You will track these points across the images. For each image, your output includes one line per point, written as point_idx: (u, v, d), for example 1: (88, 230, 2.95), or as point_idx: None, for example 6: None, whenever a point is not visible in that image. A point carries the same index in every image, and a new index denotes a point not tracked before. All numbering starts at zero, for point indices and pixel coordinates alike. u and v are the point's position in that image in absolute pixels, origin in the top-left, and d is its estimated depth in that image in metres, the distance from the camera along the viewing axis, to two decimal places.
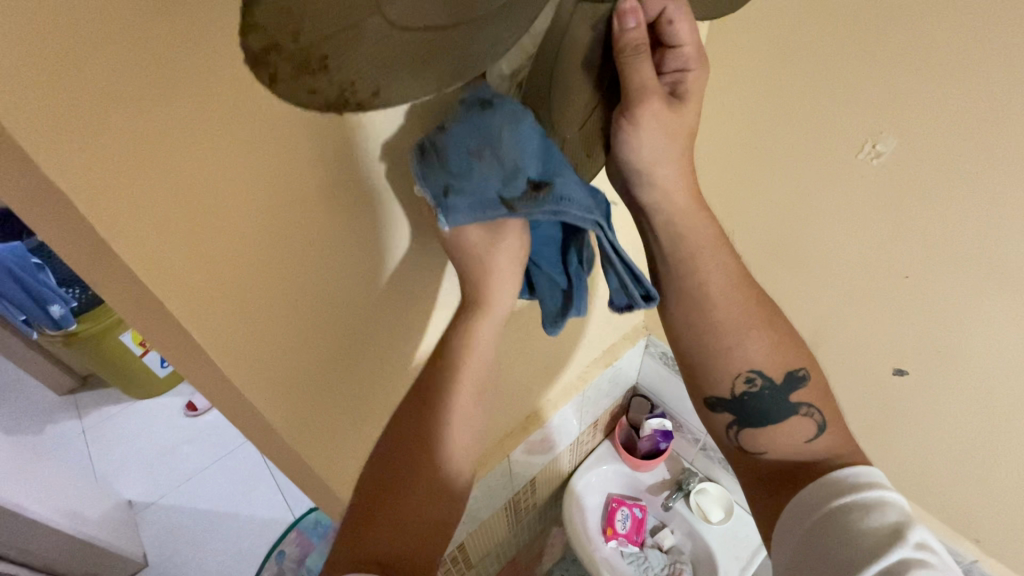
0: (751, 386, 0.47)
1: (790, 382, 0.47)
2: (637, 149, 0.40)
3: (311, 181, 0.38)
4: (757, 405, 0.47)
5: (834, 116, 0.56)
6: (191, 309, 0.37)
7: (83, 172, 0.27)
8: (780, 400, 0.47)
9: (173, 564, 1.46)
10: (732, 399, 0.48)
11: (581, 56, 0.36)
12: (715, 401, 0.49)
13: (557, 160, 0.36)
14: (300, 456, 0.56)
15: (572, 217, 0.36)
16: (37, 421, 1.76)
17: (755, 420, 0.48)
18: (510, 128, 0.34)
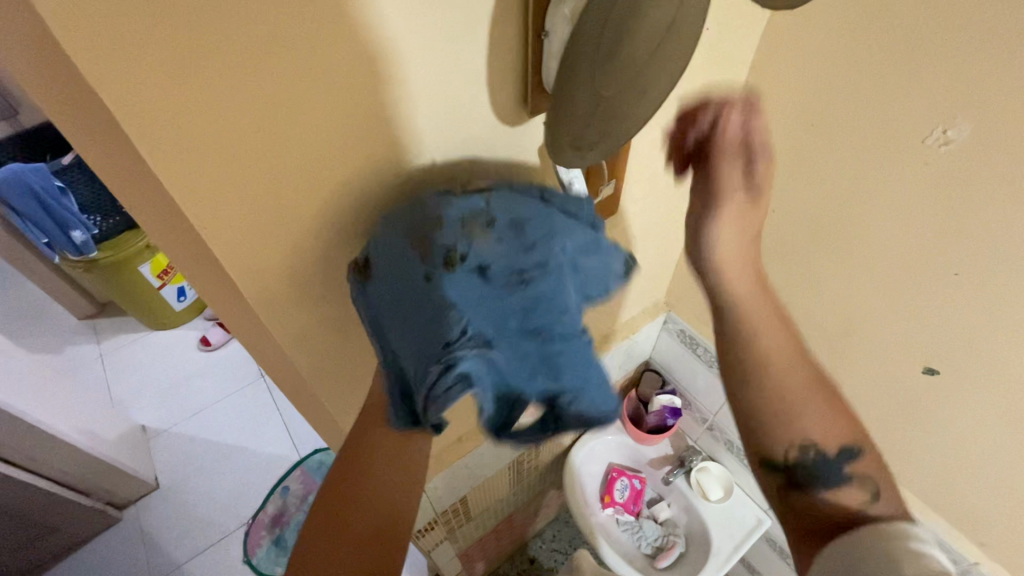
0: (805, 454, 0.44)
1: (844, 452, 0.44)
2: (715, 246, 0.42)
3: (350, 112, 0.37)
4: (808, 473, 0.44)
5: (902, 93, 0.53)
6: (223, 230, 0.37)
7: (119, 63, 0.27)
8: (835, 470, 0.43)
9: (182, 488, 1.52)
10: (783, 462, 0.45)
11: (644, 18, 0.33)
12: (763, 466, 0.46)
13: (383, 268, 0.41)
14: (322, 398, 0.57)
15: (364, 309, 0.44)
16: (58, 341, 1.81)
17: (805, 486, 0.44)
18: (382, 237, 0.42)
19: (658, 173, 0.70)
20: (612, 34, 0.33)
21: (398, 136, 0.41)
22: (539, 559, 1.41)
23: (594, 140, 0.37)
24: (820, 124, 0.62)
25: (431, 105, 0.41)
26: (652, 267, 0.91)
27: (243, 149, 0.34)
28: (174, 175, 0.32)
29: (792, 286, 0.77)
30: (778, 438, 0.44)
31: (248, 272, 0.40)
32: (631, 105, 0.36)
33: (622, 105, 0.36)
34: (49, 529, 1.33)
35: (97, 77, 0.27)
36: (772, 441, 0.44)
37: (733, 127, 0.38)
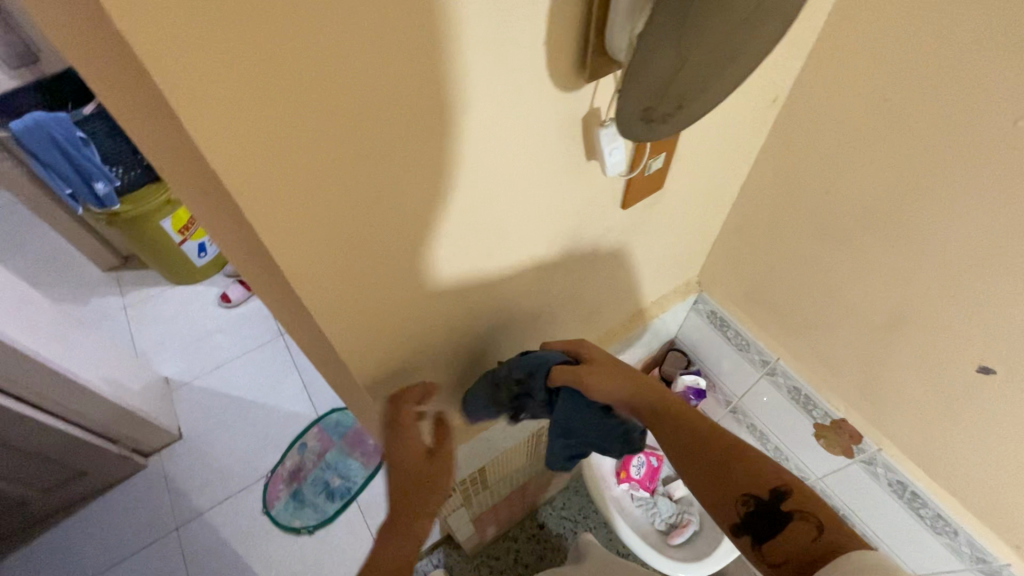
0: (748, 507, 0.52)
1: (779, 495, 0.51)
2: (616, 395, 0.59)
3: (392, 65, 0.35)
4: (762, 522, 0.51)
5: (991, 64, 0.48)
6: (256, 191, 0.35)
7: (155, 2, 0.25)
8: (777, 513, 0.51)
9: (204, 439, 1.56)
10: (741, 523, 0.52)
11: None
12: (733, 534, 0.53)
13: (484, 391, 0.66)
14: (348, 363, 0.56)
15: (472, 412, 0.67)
16: (83, 292, 1.84)
17: (768, 538, 0.50)
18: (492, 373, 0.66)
19: (706, 145, 0.66)
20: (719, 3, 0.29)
21: (440, 93, 0.39)
22: (548, 527, 1.40)
23: (668, 111, 0.35)
24: (889, 97, 0.57)
25: (477, 61, 0.39)
26: (688, 244, 0.87)
27: (273, 91, 0.32)
28: (201, 121, 0.30)
29: (837, 270, 0.74)
30: (723, 502, 0.53)
31: (281, 233, 0.39)
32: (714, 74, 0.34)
33: (705, 76, 0.33)
34: (78, 472, 1.38)
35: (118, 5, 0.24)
36: (722, 503, 0.53)
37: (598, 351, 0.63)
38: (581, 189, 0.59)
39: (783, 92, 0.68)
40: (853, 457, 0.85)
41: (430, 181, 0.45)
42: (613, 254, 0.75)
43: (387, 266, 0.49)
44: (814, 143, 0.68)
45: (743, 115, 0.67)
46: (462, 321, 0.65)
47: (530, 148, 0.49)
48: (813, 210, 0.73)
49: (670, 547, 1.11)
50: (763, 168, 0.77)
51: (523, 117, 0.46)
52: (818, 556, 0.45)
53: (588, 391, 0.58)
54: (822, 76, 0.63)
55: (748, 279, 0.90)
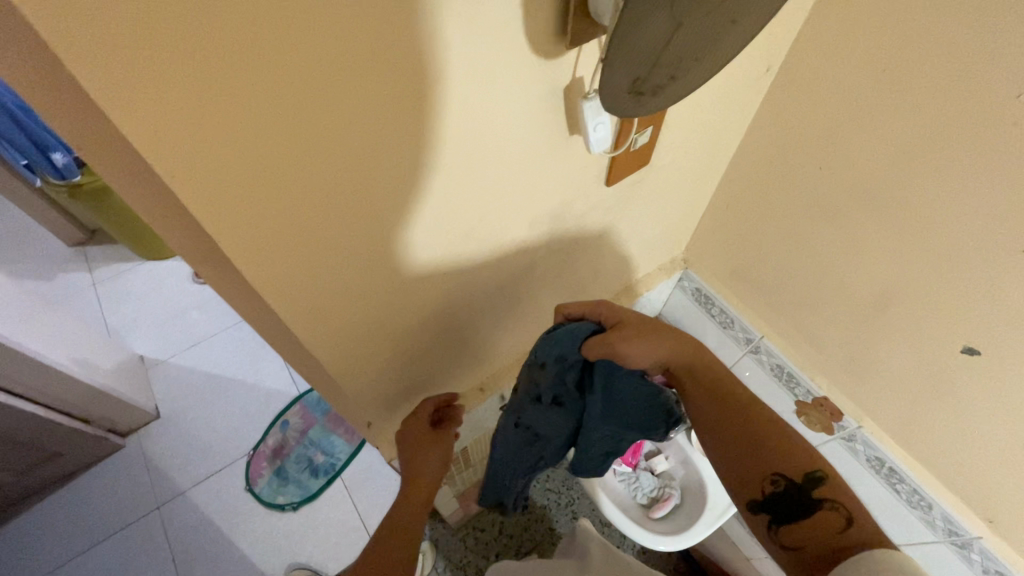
0: (775, 487, 0.51)
1: (812, 480, 0.50)
2: (653, 349, 0.57)
3: (346, 27, 0.31)
4: (786, 503, 0.50)
5: (993, 40, 0.45)
6: (195, 178, 0.31)
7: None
8: (807, 499, 0.49)
9: (181, 419, 1.52)
10: (763, 502, 0.51)
11: None
12: (748, 510, 0.52)
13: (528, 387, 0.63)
14: (317, 351, 0.53)
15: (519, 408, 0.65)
16: (48, 268, 1.76)
17: (788, 520, 0.49)
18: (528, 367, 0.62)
19: (695, 119, 0.63)
20: None
21: (406, 64, 0.35)
22: (533, 498, 1.41)
23: (660, 84, 0.32)
24: (888, 70, 0.54)
25: (447, 23, 0.35)
26: (674, 220, 0.85)
27: (206, 68, 0.28)
28: (120, 105, 0.26)
29: (825, 249, 0.72)
30: (749, 477, 0.52)
31: (230, 219, 0.35)
32: (710, 41, 0.30)
33: (700, 42, 0.30)
34: (53, 455, 1.34)
35: None
36: (748, 478, 0.52)
37: (620, 310, 0.60)
38: (564, 168, 0.56)
39: (777, 61, 0.64)
40: (833, 433, 0.85)
41: (398, 159, 0.41)
42: (597, 233, 0.72)
43: (355, 250, 0.46)
44: (807, 118, 0.65)
45: (734, 89, 0.63)
46: (440, 305, 0.62)
47: (508, 122, 0.45)
48: (804, 187, 0.70)
49: (651, 521, 1.13)
50: (753, 142, 0.74)
51: (500, 91, 0.42)
52: (846, 543, 0.44)
53: (628, 356, 0.56)
54: (817, 47, 0.60)
55: (734, 257, 0.89)
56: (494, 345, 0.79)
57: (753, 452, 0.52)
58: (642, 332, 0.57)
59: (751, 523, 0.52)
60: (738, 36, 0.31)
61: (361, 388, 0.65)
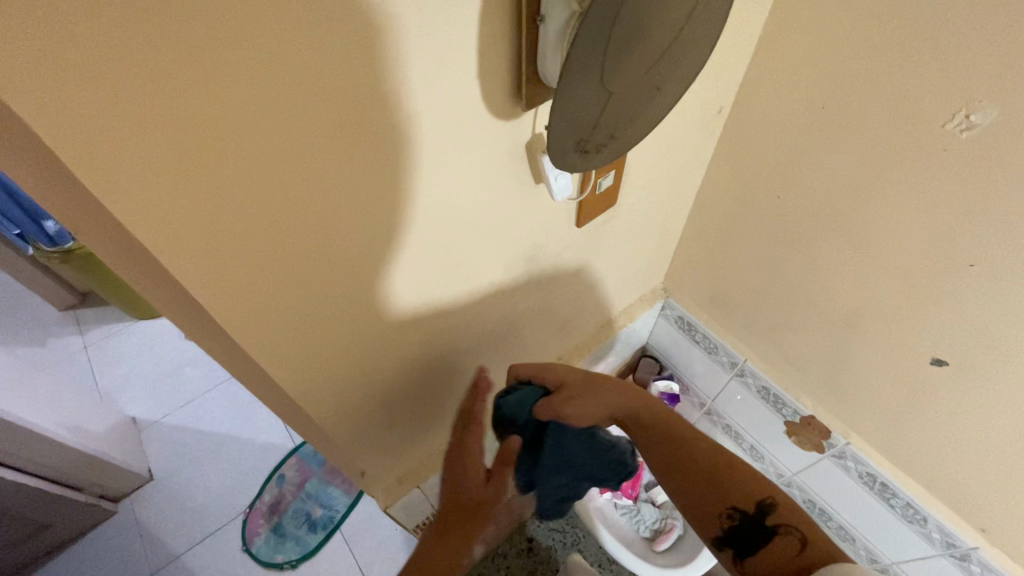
0: (732, 521, 0.53)
1: (763, 509, 0.52)
2: (598, 404, 0.61)
3: (315, 103, 0.34)
4: (746, 536, 0.52)
5: (917, 77, 0.50)
6: (180, 249, 0.34)
7: (39, 58, 0.23)
8: (764, 527, 0.52)
9: (174, 480, 1.50)
10: (725, 536, 0.53)
11: (669, 30, 0.32)
12: (715, 547, 0.54)
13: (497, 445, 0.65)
14: (304, 402, 0.55)
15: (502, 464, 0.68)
16: (39, 334, 1.76)
17: (747, 552, 0.52)
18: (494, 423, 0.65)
19: (656, 159, 0.67)
20: (639, 41, 0.31)
21: (375, 133, 0.38)
22: (537, 539, 1.38)
23: (601, 142, 0.36)
24: (827, 106, 0.59)
25: (409, 93, 0.38)
26: (649, 253, 0.88)
27: (192, 154, 0.31)
28: (113, 193, 0.29)
29: (794, 272, 0.75)
30: (705, 516, 0.54)
31: (217, 284, 0.38)
32: (638, 105, 0.35)
33: (630, 107, 0.35)
34: (43, 526, 1.31)
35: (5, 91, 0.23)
36: (705, 513, 0.54)
37: (571, 369, 0.65)
38: (534, 212, 0.59)
39: (728, 102, 0.69)
40: (824, 452, 0.86)
41: (374, 217, 0.44)
42: (575, 269, 0.75)
43: (336, 303, 0.48)
44: (762, 151, 0.69)
45: (690, 130, 0.68)
46: (425, 349, 0.64)
47: (475, 176, 0.49)
48: (767, 216, 0.74)
49: (656, 554, 1.11)
50: (715, 176, 0.78)
51: (465, 149, 0.46)
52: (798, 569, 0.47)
53: (575, 412, 0.60)
54: (763, 87, 0.65)
55: (711, 284, 0.91)
56: (482, 384, 0.80)
57: (698, 492, 0.55)
58: (585, 387, 0.62)
59: (719, 559, 0.54)
60: (662, 99, 0.36)
61: (351, 438, 0.66)
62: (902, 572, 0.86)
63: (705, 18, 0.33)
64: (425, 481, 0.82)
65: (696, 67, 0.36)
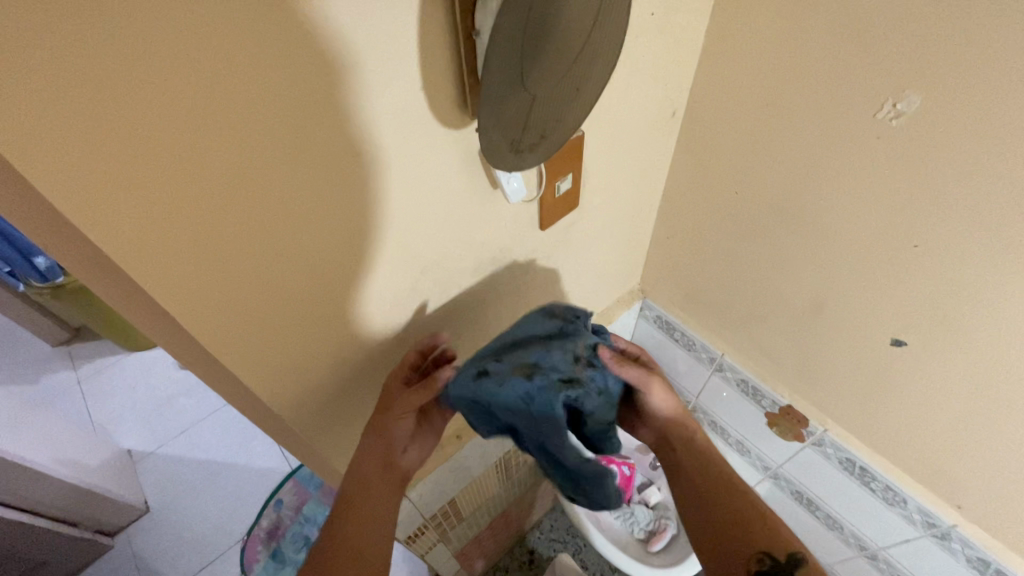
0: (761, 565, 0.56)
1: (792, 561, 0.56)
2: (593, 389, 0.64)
3: (266, 122, 0.36)
4: None
5: (848, 71, 0.53)
6: (155, 267, 0.36)
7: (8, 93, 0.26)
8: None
9: (171, 510, 1.49)
10: None
11: (581, 38, 0.36)
12: None
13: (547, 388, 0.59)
14: (285, 414, 0.56)
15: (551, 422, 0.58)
16: (32, 371, 1.77)
17: None
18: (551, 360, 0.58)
19: (616, 164, 0.70)
20: (554, 50, 0.35)
21: (336, 149, 0.41)
22: (538, 551, 1.38)
23: (532, 142, 0.41)
24: (771, 104, 0.62)
25: (360, 109, 0.41)
26: (621, 255, 0.91)
27: (164, 179, 0.33)
28: (90, 218, 0.31)
29: (759, 266, 0.77)
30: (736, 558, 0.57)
31: (193, 301, 0.40)
32: (561, 106, 0.39)
33: (554, 107, 0.39)
34: (37, 564, 1.28)
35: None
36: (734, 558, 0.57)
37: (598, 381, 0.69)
38: (500, 218, 0.62)
39: (682, 105, 0.72)
40: (805, 440, 0.88)
41: (341, 230, 0.46)
42: (547, 274, 0.77)
43: (304, 316, 0.50)
44: (716, 150, 0.72)
45: (647, 134, 0.71)
46: (404, 358, 0.66)
47: (437, 187, 0.52)
48: (729, 212, 0.76)
49: (651, 555, 1.12)
50: (677, 177, 0.81)
51: (426, 163, 0.49)
52: None
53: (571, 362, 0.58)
54: (713, 89, 0.68)
55: (684, 282, 0.93)
56: None
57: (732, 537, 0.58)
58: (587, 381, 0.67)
59: None
60: (585, 98, 0.40)
61: (333, 449, 0.67)
62: (890, 557, 0.87)
63: (615, 25, 0.37)
64: (415, 491, 0.83)
65: (609, 70, 0.40)
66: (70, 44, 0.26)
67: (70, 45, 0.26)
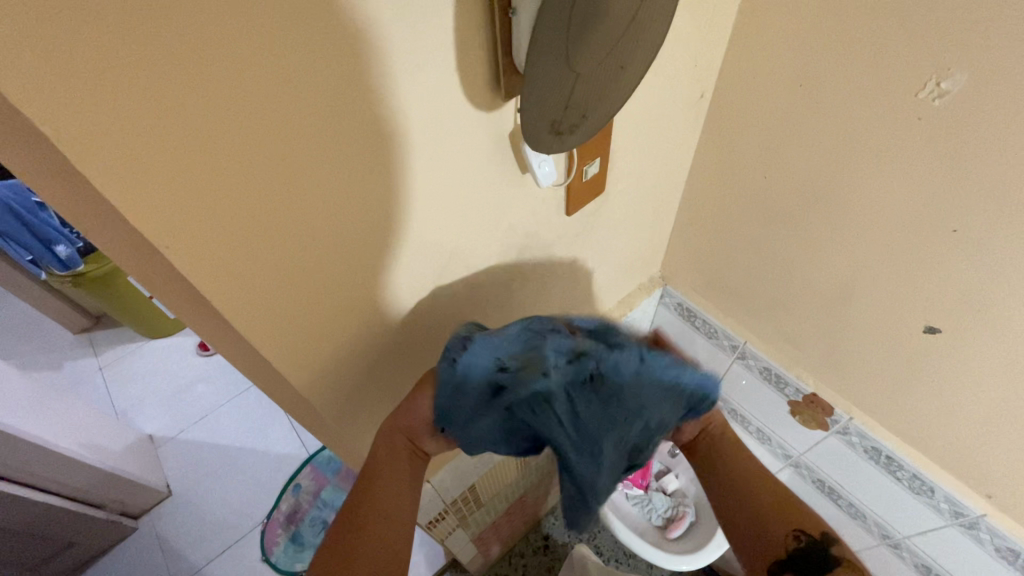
0: (798, 543, 0.55)
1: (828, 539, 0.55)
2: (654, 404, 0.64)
3: (301, 102, 0.36)
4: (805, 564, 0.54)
5: (888, 49, 0.51)
6: (191, 251, 0.36)
7: (51, 75, 0.26)
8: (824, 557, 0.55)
9: (193, 493, 1.52)
10: (787, 560, 0.55)
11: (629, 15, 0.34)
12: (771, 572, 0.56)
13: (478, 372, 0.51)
14: (313, 399, 0.57)
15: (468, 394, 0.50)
16: (57, 357, 1.80)
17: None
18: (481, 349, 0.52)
19: (642, 147, 0.68)
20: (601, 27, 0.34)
21: (368, 133, 0.41)
22: (553, 536, 1.39)
23: (574, 123, 0.40)
24: (804, 84, 0.60)
25: (392, 90, 0.40)
26: (644, 241, 0.89)
27: (202, 163, 0.33)
28: (129, 200, 0.31)
29: (786, 252, 0.76)
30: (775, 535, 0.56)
31: (226, 286, 0.40)
32: (607, 85, 0.38)
33: (600, 87, 0.38)
34: (67, 544, 1.33)
35: (34, 114, 0.26)
36: (772, 536, 0.56)
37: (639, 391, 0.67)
38: (525, 203, 0.61)
39: (710, 87, 0.70)
40: (829, 429, 0.87)
41: (371, 215, 0.46)
42: (570, 260, 0.76)
43: (333, 301, 0.50)
44: (743, 132, 0.71)
45: (674, 117, 0.69)
46: (428, 345, 0.66)
47: (465, 171, 0.51)
48: (755, 196, 0.75)
49: (668, 541, 1.12)
50: (703, 161, 0.79)
51: (456, 148, 0.48)
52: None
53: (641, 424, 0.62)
54: (742, 69, 0.66)
55: (708, 269, 0.92)
56: None
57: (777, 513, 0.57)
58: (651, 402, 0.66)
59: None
60: (632, 78, 0.39)
61: (358, 434, 0.67)
62: (914, 547, 0.86)
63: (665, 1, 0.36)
64: (436, 476, 0.84)
65: (656, 48, 0.39)
66: (112, 27, 0.26)
67: (112, 27, 0.26)
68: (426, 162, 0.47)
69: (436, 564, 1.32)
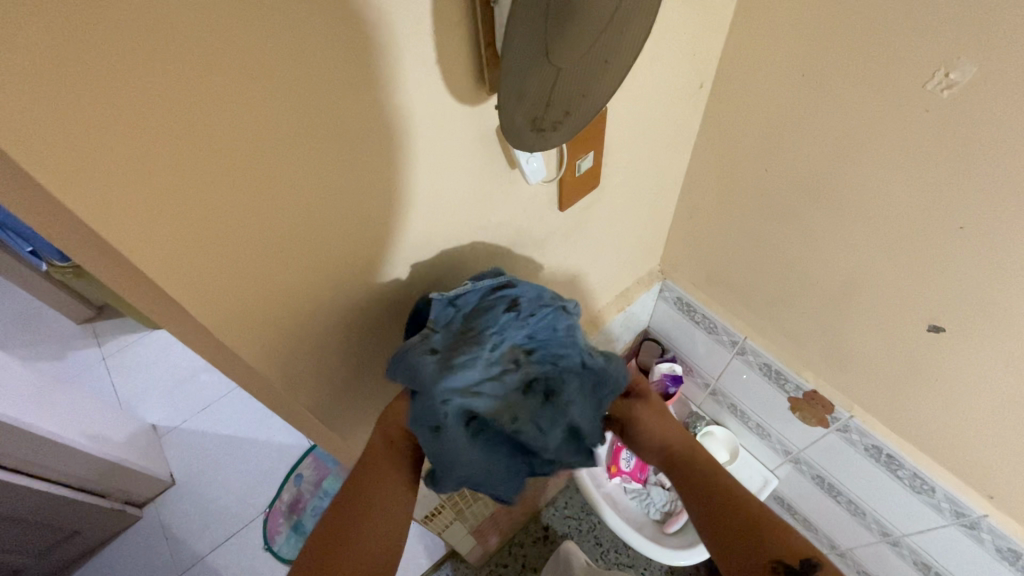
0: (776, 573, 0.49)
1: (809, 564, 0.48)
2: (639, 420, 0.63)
3: (272, 103, 0.34)
4: None
5: (896, 37, 0.49)
6: (162, 257, 0.35)
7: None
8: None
9: (195, 483, 1.53)
10: None
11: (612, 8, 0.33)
12: None
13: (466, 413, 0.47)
14: (300, 399, 0.56)
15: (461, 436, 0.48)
16: (60, 347, 1.81)
17: None
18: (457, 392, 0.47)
19: (638, 139, 0.66)
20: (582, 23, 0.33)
21: (346, 131, 0.39)
22: (553, 527, 1.39)
23: (557, 119, 0.39)
24: (807, 74, 0.58)
25: (369, 89, 0.38)
26: (642, 234, 0.88)
27: (170, 168, 0.32)
28: (93, 208, 0.30)
29: (787, 246, 0.74)
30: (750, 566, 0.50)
31: (202, 291, 0.39)
32: (590, 81, 0.37)
33: (582, 83, 0.37)
34: (71, 532, 1.34)
35: None
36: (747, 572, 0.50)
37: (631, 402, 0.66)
38: (516, 198, 0.59)
39: (709, 77, 0.68)
40: (829, 426, 0.85)
41: (354, 215, 0.45)
42: (565, 255, 0.75)
43: (317, 302, 0.48)
44: (743, 123, 0.68)
45: (671, 108, 0.67)
46: None
47: (452, 168, 0.49)
48: (756, 190, 0.73)
49: (666, 535, 1.11)
50: (703, 152, 0.77)
51: (442, 145, 0.47)
52: None
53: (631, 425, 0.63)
54: (742, 58, 0.63)
55: (707, 262, 0.90)
56: None
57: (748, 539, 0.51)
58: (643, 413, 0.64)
59: None
60: (617, 74, 0.38)
61: (351, 433, 0.66)
62: (913, 544, 0.85)
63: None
64: None
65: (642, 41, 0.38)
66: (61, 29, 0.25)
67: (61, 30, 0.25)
68: (410, 161, 0.45)
69: (436, 554, 1.33)
